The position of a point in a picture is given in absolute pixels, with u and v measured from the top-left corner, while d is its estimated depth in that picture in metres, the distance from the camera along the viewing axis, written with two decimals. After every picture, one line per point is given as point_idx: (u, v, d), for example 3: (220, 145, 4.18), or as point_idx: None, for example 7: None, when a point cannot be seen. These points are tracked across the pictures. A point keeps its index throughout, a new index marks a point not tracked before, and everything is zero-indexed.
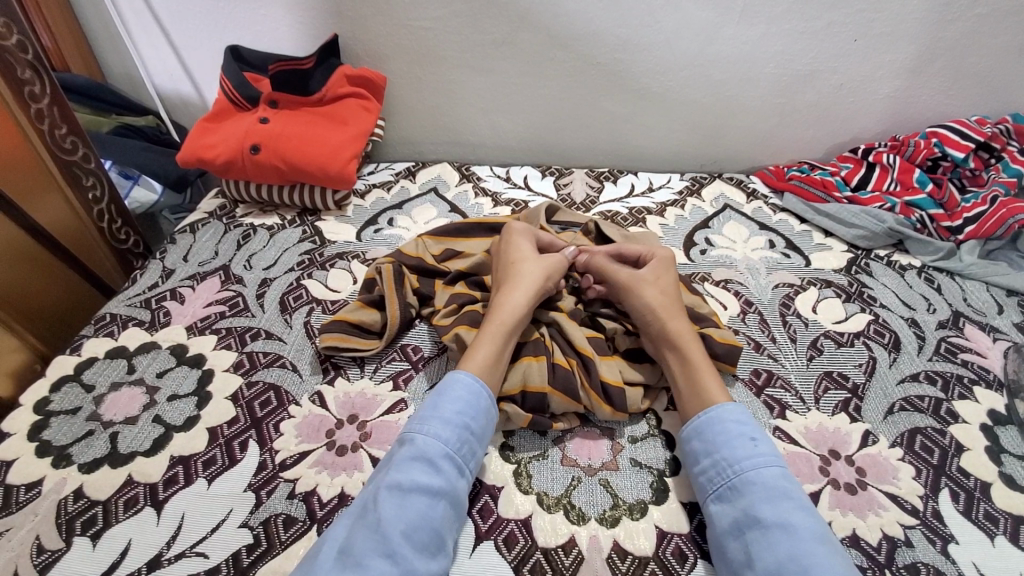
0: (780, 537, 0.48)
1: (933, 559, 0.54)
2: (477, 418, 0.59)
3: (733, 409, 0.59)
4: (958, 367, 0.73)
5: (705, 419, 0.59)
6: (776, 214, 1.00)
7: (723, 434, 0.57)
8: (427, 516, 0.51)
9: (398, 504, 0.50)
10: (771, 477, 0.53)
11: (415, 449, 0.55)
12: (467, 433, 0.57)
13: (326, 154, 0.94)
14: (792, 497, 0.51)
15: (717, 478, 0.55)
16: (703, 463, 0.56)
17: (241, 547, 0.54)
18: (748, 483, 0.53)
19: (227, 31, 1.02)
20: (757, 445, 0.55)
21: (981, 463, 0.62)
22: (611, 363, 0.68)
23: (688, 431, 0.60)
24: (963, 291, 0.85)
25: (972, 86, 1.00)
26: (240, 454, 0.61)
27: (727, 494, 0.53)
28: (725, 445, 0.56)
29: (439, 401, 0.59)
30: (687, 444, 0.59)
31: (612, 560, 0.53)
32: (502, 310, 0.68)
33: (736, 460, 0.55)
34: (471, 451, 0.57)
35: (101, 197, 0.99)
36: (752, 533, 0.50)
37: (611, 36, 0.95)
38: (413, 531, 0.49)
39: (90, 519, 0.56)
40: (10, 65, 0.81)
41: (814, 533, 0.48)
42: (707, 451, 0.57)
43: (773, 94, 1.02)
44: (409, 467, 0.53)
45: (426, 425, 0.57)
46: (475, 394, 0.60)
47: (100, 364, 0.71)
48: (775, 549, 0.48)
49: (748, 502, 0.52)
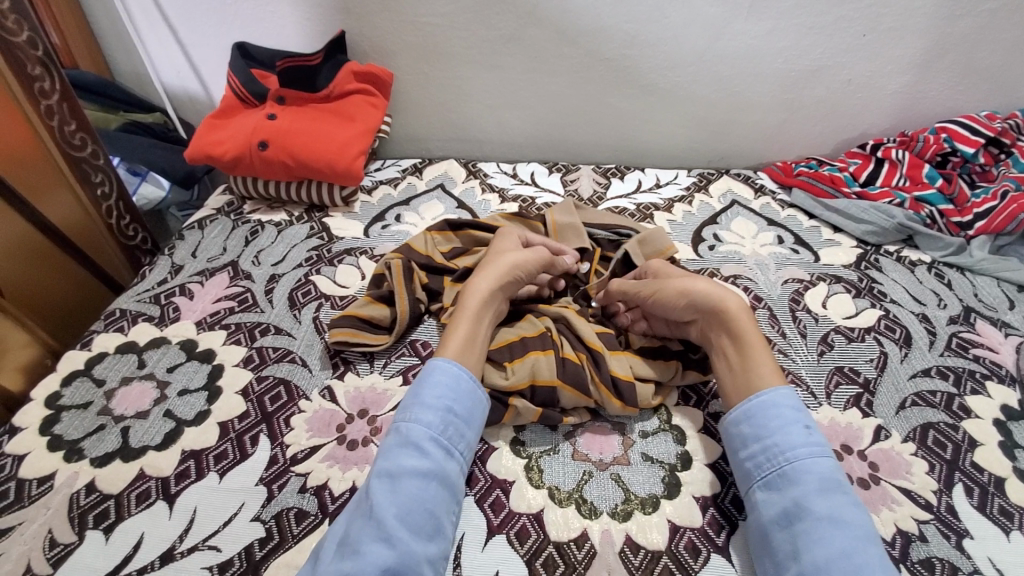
0: (830, 530, 0.48)
1: (948, 554, 0.54)
2: (462, 401, 0.59)
3: (788, 395, 0.58)
4: (970, 362, 0.72)
5: (755, 405, 0.58)
6: (784, 210, 0.99)
7: (776, 420, 0.56)
8: (420, 499, 0.51)
9: (389, 490, 0.51)
10: (825, 468, 0.52)
11: (402, 436, 0.55)
12: (452, 415, 0.57)
13: (335, 150, 0.94)
14: (844, 490, 0.51)
15: (766, 464, 0.54)
16: (754, 447, 0.56)
17: (253, 540, 0.54)
18: (799, 471, 0.52)
19: (234, 28, 1.02)
20: (811, 434, 0.55)
21: (995, 458, 0.62)
22: (620, 357, 0.68)
23: (736, 414, 0.59)
24: (974, 287, 0.84)
25: (982, 81, 0.99)
26: (252, 448, 0.61)
27: (776, 481, 0.53)
28: (778, 431, 0.55)
29: (422, 388, 0.59)
30: (734, 427, 0.58)
31: (624, 555, 0.53)
32: (466, 292, 0.68)
33: (790, 446, 0.54)
34: (459, 432, 0.57)
35: (110, 193, 0.99)
36: (803, 524, 0.49)
37: (619, 31, 0.95)
38: (407, 515, 0.50)
39: (103, 513, 0.56)
40: (20, 60, 0.81)
41: (865, 531, 0.48)
42: (757, 436, 0.56)
43: (781, 90, 1.02)
44: (397, 453, 0.53)
45: (410, 413, 0.57)
46: (456, 378, 0.60)
47: (111, 359, 0.71)
48: (825, 543, 0.47)
49: (799, 491, 0.51)
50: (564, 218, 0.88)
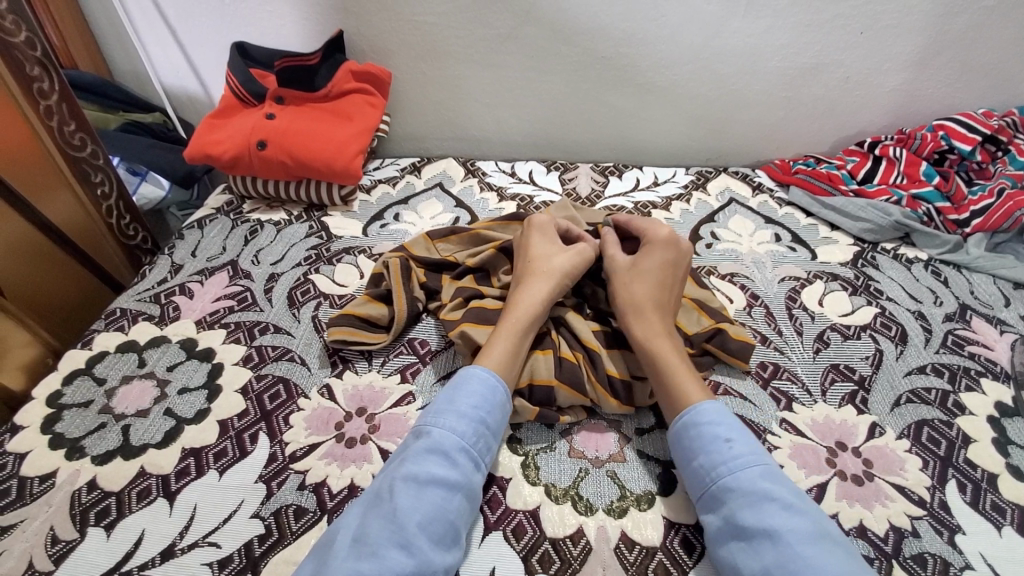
0: (763, 543, 0.48)
1: (940, 549, 0.54)
2: (493, 413, 0.59)
3: (705, 411, 0.58)
4: (965, 359, 0.73)
5: (679, 428, 0.59)
6: (781, 207, 1.00)
7: (700, 440, 0.57)
8: (442, 508, 0.51)
9: (414, 496, 0.51)
10: (749, 479, 0.52)
11: (432, 442, 0.55)
12: (483, 427, 0.58)
13: (333, 150, 0.94)
14: (772, 498, 0.50)
15: (700, 484, 0.55)
16: (687, 469, 0.56)
17: (253, 537, 0.54)
18: (727, 488, 0.53)
19: (233, 27, 1.02)
20: (733, 446, 0.55)
21: (988, 455, 0.62)
22: (616, 356, 0.69)
23: (671, 438, 0.60)
24: (970, 284, 0.85)
25: (979, 78, 0.99)
26: (251, 446, 0.62)
27: (710, 500, 0.53)
28: (702, 451, 0.56)
29: (454, 395, 0.59)
30: (672, 451, 0.59)
31: (619, 550, 0.53)
32: (516, 306, 0.69)
33: (715, 464, 0.54)
34: (487, 445, 0.58)
35: (110, 193, 1.00)
36: (737, 540, 0.49)
37: (615, 30, 0.96)
38: (429, 523, 0.50)
39: (104, 510, 0.57)
40: (18, 61, 0.81)
41: (800, 535, 0.47)
42: (688, 458, 0.57)
43: (778, 88, 1.02)
44: (425, 459, 0.54)
45: (442, 419, 0.57)
46: (492, 389, 0.60)
47: (112, 358, 0.72)
48: (761, 556, 0.48)
49: (729, 508, 0.51)
50: (560, 213, 0.88)
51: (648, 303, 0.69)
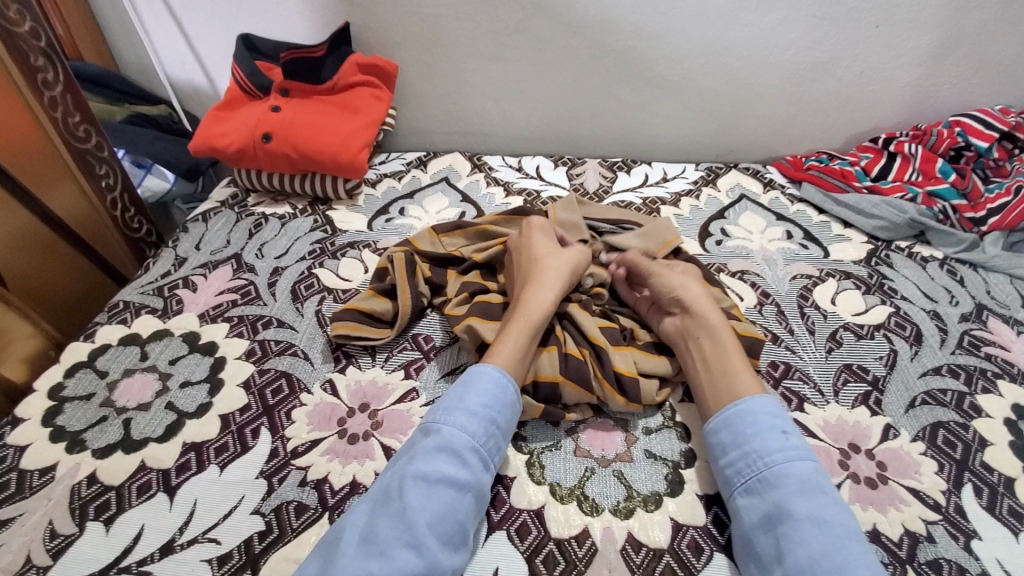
0: (814, 532, 0.48)
1: (956, 555, 0.53)
2: (503, 412, 0.58)
3: (765, 401, 0.58)
4: (981, 361, 0.71)
5: (733, 411, 0.58)
6: (793, 205, 0.98)
7: (755, 425, 0.56)
8: (453, 509, 0.50)
9: (424, 495, 0.50)
10: (804, 471, 0.52)
11: (441, 440, 0.54)
12: (493, 426, 0.56)
13: (337, 143, 0.93)
14: (824, 491, 0.51)
15: (746, 470, 0.54)
16: (732, 454, 0.55)
17: (253, 533, 0.54)
18: (779, 475, 0.52)
19: (239, 19, 1.02)
20: (789, 438, 0.55)
21: (1006, 459, 0.61)
22: (624, 353, 0.67)
23: (716, 422, 0.58)
24: (986, 283, 0.83)
25: (997, 75, 0.97)
26: (253, 440, 0.61)
27: (756, 487, 0.52)
28: (755, 437, 0.55)
29: (465, 392, 0.58)
30: (713, 435, 0.58)
31: (625, 552, 0.52)
32: (529, 298, 0.68)
33: (769, 451, 0.54)
34: (497, 444, 0.56)
35: (114, 185, 1.00)
36: (784, 527, 0.49)
37: (627, 22, 0.94)
38: (438, 523, 0.49)
39: (104, 504, 0.56)
40: (23, 52, 0.81)
41: (848, 530, 0.48)
42: (736, 443, 0.56)
43: (791, 82, 1.00)
44: (435, 457, 0.53)
45: (451, 417, 0.56)
46: (501, 387, 0.59)
47: (114, 351, 0.71)
48: (809, 545, 0.47)
49: (779, 495, 0.51)
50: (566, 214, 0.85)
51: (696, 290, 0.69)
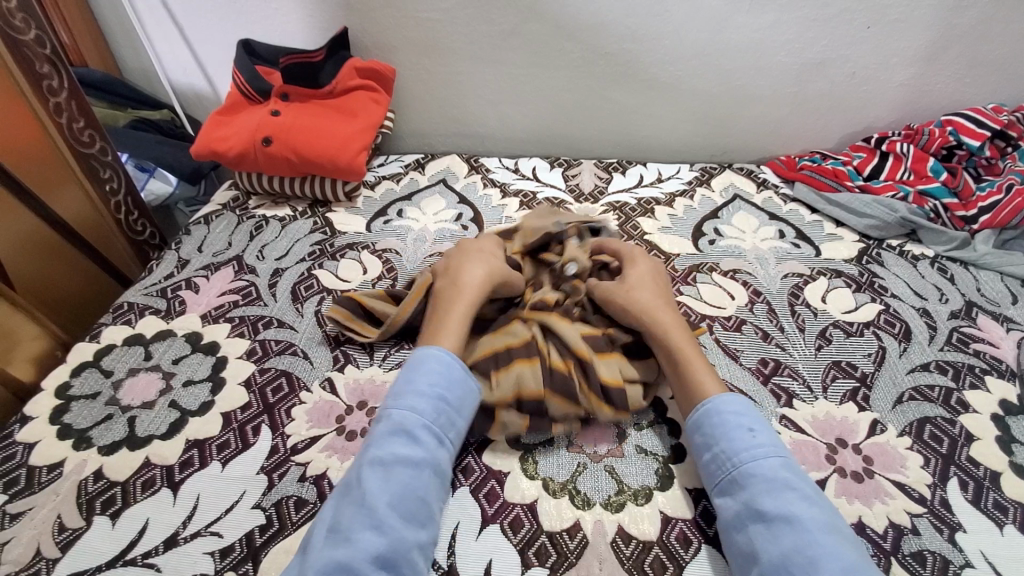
0: (783, 529, 0.49)
1: (940, 547, 0.54)
2: (453, 389, 0.60)
3: (732, 401, 0.59)
4: (969, 357, 0.72)
5: (701, 415, 0.59)
6: (786, 204, 0.99)
7: (723, 426, 0.57)
8: (411, 486, 0.52)
9: (380, 478, 0.52)
10: (770, 468, 0.53)
11: (393, 424, 0.56)
12: (444, 404, 0.58)
13: (336, 146, 0.94)
14: (792, 487, 0.51)
15: (719, 471, 0.55)
16: (705, 456, 0.57)
17: (254, 527, 0.55)
18: (747, 475, 0.53)
19: (240, 25, 1.04)
20: (755, 436, 0.56)
21: (991, 453, 0.62)
22: (609, 362, 0.66)
23: (689, 425, 0.60)
24: (976, 281, 0.84)
25: (989, 74, 0.98)
26: (254, 437, 0.63)
27: (729, 487, 0.54)
28: (723, 438, 0.56)
29: (413, 377, 0.60)
30: (689, 438, 0.59)
31: (615, 545, 0.54)
32: (463, 275, 0.71)
33: (736, 451, 0.55)
34: (451, 420, 0.58)
35: (118, 188, 1.02)
36: (755, 526, 0.50)
37: (620, 26, 0.95)
38: (398, 502, 0.51)
39: (110, 499, 0.58)
40: (28, 59, 0.83)
41: (818, 524, 0.48)
42: (708, 445, 0.57)
43: (784, 83, 1.01)
44: (389, 441, 0.54)
45: (401, 401, 0.58)
46: (447, 367, 0.61)
47: (119, 351, 0.73)
48: (779, 542, 0.48)
49: (748, 494, 0.52)
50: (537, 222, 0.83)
51: (656, 303, 0.69)
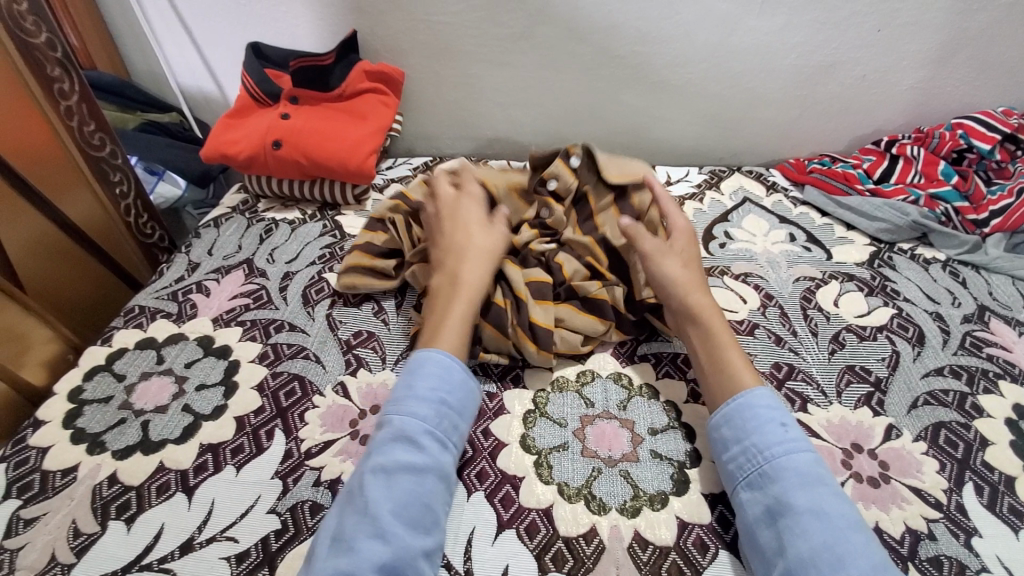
0: (814, 523, 0.48)
1: (957, 552, 0.54)
2: (454, 392, 0.60)
3: (763, 394, 0.59)
4: (983, 361, 0.72)
5: (734, 406, 0.59)
6: (796, 207, 0.99)
7: (754, 420, 0.57)
8: (415, 492, 0.52)
9: (383, 485, 0.52)
10: (803, 463, 0.53)
11: (395, 429, 0.56)
12: (445, 407, 0.58)
13: (346, 149, 0.94)
14: (823, 483, 0.51)
15: (747, 465, 0.54)
16: (733, 448, 0.56)
17: (269, 532, 0.55)
18: (778, 469, 0.53)
19: (249, 28, 1.04)
20: (788, 431, 0.55)
21: (1006, 458, 0.62)
22: (547, 307, 0.71)
23: (717, 417, 0.59)
24: (989, 284, 0.83)
25: (999, 77, 0.98)
26: (267, 442, 0.63)
27: (757, 481, 0.53)
28: (755, 432, 0.56)
29: (413, 381, 0.60)
30: (716, 431, 0.59)
31: (632, 550, 0.54)
32: (462, 272, 0.71)
33: (767, 445, 0.54)
34: (453, 424, 0.58)
35: (128, 192, 1.02)
36: (786, 520, 0.49)
37: (629, 28, 0.95)
38: (401, 509, 0.51)
39: (124, 504, 0.58)
40: (39, 62, 0.83)
41: (849, 523, 0.48)
42: (737, 438, 0.56)
43: (793, 86, 1.01)
44: (390, 447, 0.54)
45: (402, 406, 0.58)
46: (448, 369, 0.61)
47: (131, 354, 0.73)
48: (810, 537, 0.48)
49: (780, 489, 0.51)
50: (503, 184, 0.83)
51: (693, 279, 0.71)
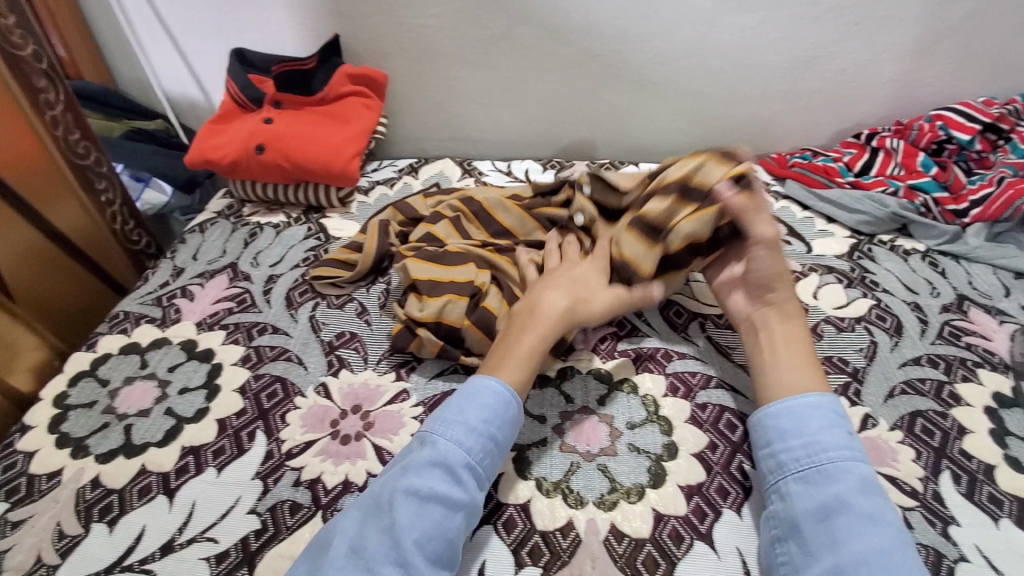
0: (871, 528, 0.48)
1: (932, 540, 0.55)
2: (503, 428, 0.57)
3: (836, 400, 0.58)
4: (961, 350, 0.72)
5: (811, 399, 0.57)
6: (777, 201, 0.99)
7: (820, 419, 0.55)
8: (443, 526, 0.50)
9: (414, 512, 0.50)
10: (863, 471, 0.52)
11: (436, 454, 0.54)
12: (491, 443, 0.56)
13: (329, 152, 0.95)
14: (882, 494, 0.51)
15: (804, 459, 0.54)
16: (792, 441, 0.55)
17: (249, 532, 0.56)
18: (839, 470, 0.52)
19: (232, 34, 1.04)
20: (852, 438, 0.54)
21: (984, 446, 0.62)
22: None
23: (779, 405, 0.58)
24: (969, 274, 0.84)
25: (979, 68, 0.99)
26: (248, 443, 0.63)
27: (813, 476, 0.52)
28: (819, 430, 0.55)
29: (465, 405, 0.57)
30: (772, 419, 0.57)
31: (608, 543, 0.54)
32: (540, 299, 0.67)
33: (831, 446, 0.53)
34: (493, 461, 0.56)
35: (114, 199, 1.02)
36: (841, 518, 0.49)
37: (609, 27, 0.96)
38: (426, 541, 0.50)
39: (107, 506, 0.58)
40: (26, 73, 0.84)
41: (902, 534, 0.48)
42: (797, 432, 0.55)
43: (774, 81, 1.02)
44: (429, 473, 0.53)
45: (449, 430, 0.56)
46: (502, 402, 0.58)
47: (115, 360, 0.74)
48: (866, 539, 0.47)
49: (838, 489, 0.51)
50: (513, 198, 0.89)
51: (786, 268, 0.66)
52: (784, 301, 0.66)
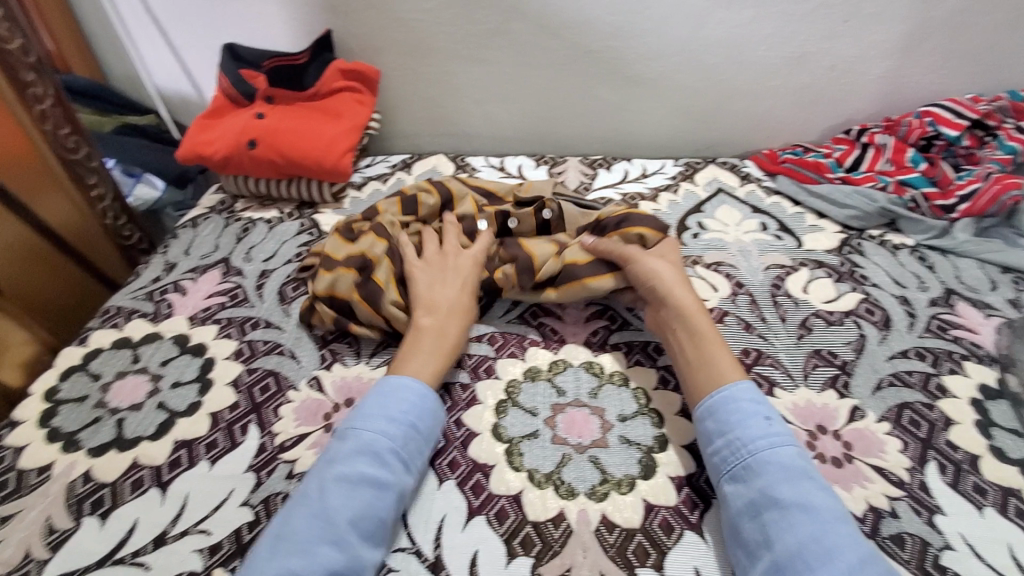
0: (799, 517, 0.49)
1: (918, 529, 0.56)
2: (426, 418, 0.59)
3: (746, 388, 0.59)
4: (948, 343, 0.73)
5: (717, 398, 0.59)
6: (768, 197, 1.00)
7: (737, 414, 0.57)
8: (374, 507, 0.52)
9: (345, 495, 0.52)
10: (787, 456, 0.53)
11: (361, 442, 0.56)
12: (415, 431, 0.58)
13: (321, 147, 0.95)
14: (809, 477, 0.52)
15: (731, 458, 0.55)
16: (716, 443, 0.57)
17: (242, 525, 0.56)
18: (763, 462, 0.53)
19: (223, 29, 1.04)
20: (771, 424, 0.56)
21: (970, 437, 0.63)
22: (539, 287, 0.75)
23: (701, 410, 0.59)
24: (956, 268, 0.85)
25: (967, 64, 1.00)
26: (241, 437, 0.63)
27: (741, 473, 0.54)
28: (738, 425, 0.56)
29: (388, 399, 0.59)
30: (700, 424, 0.59)
31: (599, 532, 0.55)
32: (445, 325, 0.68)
33: (751, 438, 0.55)
34: (420, 448, 0.58)
35: (105, 195, 1.01)
36: (769, 513, 0.50)
37: (601, 23, 0.96)
38: (359, 520, 0.51)
39: (99, 500, 0.58)
40: (12, 67, 0.83)
41: (833, 515, 0.49)
42: (722, 432, 0.57)
43: (765, 78, 1.02)
44: (355, 459, 0.54)
45: (373, 421, 0.57)
46: (421, 397, 0.60)
47: (106, 354, 0.74)
48: (795, 530, 0.48)
49: (762, 482, 0.52)
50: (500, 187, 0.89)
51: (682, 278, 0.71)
52: (685, 296, 0.68)
